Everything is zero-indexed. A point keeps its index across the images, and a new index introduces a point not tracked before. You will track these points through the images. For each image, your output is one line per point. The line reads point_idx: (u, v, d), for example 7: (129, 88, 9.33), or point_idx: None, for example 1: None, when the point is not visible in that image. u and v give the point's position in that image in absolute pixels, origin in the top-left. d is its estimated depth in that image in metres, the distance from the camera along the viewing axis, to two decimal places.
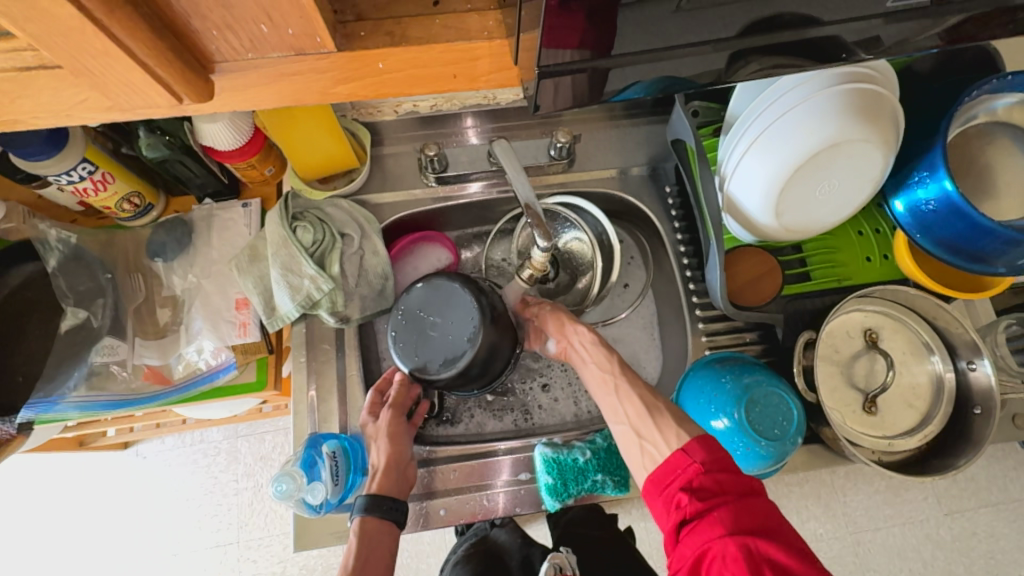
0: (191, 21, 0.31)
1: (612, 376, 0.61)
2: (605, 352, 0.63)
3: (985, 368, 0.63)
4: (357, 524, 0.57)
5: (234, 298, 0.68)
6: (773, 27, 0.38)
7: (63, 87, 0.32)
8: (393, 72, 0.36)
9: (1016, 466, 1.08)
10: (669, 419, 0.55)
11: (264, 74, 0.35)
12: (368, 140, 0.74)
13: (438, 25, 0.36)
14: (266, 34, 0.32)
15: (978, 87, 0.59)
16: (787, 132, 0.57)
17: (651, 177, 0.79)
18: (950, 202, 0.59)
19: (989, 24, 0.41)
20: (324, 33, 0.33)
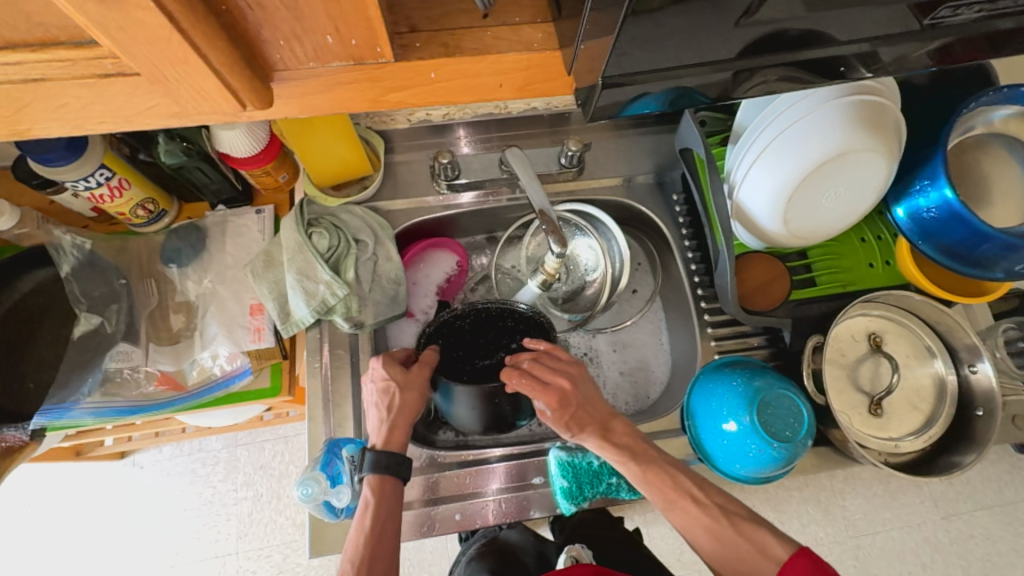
0: (262, 32, 0.31)
1: (663, 492, 0.59)
2: (636, 468, 0.60)
3: (986, 371, 0.65)
4: (368, 485, 0.57)
5: (249, 304, 0.68)
6: (809, 43, 0.40)
7: (135, 95, 0.33)
8: (443, 82, 0.37)
9: (1009, 469, 1.10)
10: (751, 552, 0.53)
11: (318, 83, 0.36)
12: (382, 147, 0.76)
13: (488, 37, 0.37)
14: (330, 44, 0.33)
15: (977, 98, 0.61)
16: (796, 142, 0.59)
17: (658, 186, 0.80)
18: (951, 210, 0.61)
19: (1006, 42, 0.43)
20: (385, 43, 0.34)
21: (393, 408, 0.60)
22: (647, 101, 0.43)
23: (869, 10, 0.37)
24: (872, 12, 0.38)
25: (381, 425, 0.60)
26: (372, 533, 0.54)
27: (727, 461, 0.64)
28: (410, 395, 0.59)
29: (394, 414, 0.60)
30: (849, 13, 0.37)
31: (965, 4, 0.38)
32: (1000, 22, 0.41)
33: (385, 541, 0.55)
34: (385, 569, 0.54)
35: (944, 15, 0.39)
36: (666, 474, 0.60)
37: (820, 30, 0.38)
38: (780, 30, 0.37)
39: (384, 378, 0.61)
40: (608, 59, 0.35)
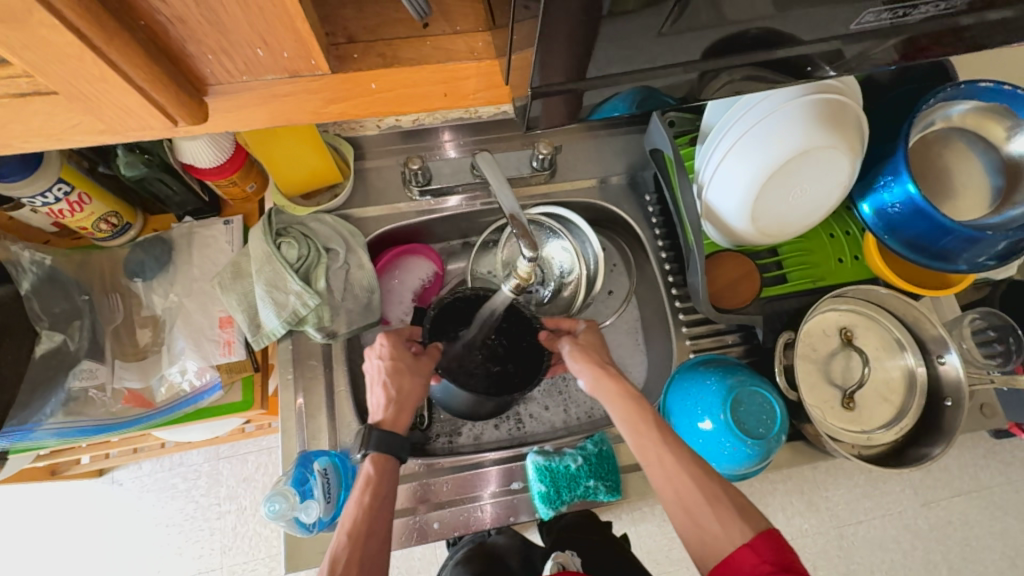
0: (186, 45, 0.31)
1: (651, 435, 0.56)
2: (638, 408, 0.58)
3: (954, 362, 0.67)
4: (368, 460, 0.57)
5: (217, 316, 0.67)
6: (755, 47, 0.40)
7: (57, 113, 0.32)
8: (385, 92, 0.37)
9: (985, 454, 1.12)
10: (729, 510, 0.50)
11: (256, 96, 0.35)
12: (351, 154, 0.74)
13: (428, 47, 0.37)
14: (262, 57, 0.32)
15: (935, 94, 0.62)
16: (760, 140, 0.60)
17: (630, 187, 0.81)
18: (914, 205, 0.62)
19: (950, 41, 0.44)
20: (318, 55, 0.33)
21: (399, 390, 0.60)
22: (612, 104, 0.43)
23: (806, 15, 0.38)
24: (830, 13, 0.38)
25: (387, 403, 0.60)
26: (371, 507, 0.54)
27: None
28: (412, 379, 0.61)
29: (400, 396, 0.60)
30: (806, 12, 0.37)
31: (885, 9, 0.38)
32: (954, 20, 0.41)
33: (381, 518, 0.54)
34: (377, 545, 0.52)
35: (869, 20, 0.39)
36: (659, 422, 0.57)
37: (760, 34, 0.39)
38: (737, 32, 0.38)
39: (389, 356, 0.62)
40: (555, 64, 0.35)
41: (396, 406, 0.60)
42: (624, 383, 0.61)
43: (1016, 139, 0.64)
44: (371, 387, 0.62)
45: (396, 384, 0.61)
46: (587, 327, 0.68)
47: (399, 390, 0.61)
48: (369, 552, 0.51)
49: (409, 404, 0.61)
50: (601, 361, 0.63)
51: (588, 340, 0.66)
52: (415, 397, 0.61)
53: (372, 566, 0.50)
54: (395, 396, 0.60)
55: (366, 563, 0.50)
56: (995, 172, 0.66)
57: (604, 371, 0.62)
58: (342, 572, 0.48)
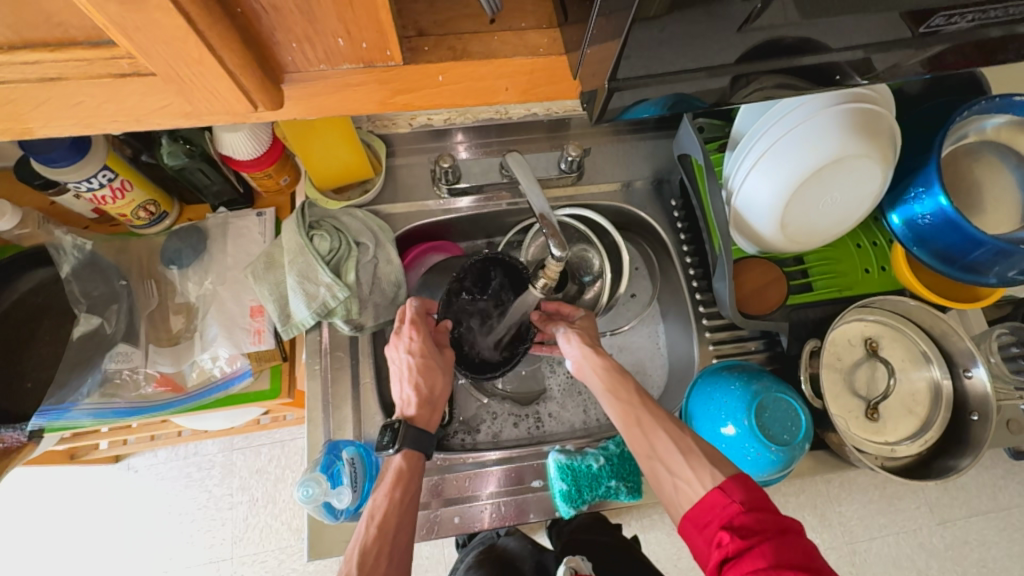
0: (274, 33, 0.32)
1: (631, 399, 0.57)
2: (621, 378, 0.59)
3: (980, 375, 0.66)
4: (401, 455, 0.57)
5: (249, 305, 0.68)
6: (815, 50, 0.40)
7: (149, 94, 0.34)
8: (452, 84, 0.38)
9: (1003, 475, 1.10)
10: (700, 457, 0.50)
11: (328, 85, 0.36)
12: (383, 151, 0.76)
13: (496, 41, 0.38)
14: (341, 47, 0.34)
15: (969, 107, 0.62)
16: (794, 146, 0.60)
17: (656, 192, 0.81)
18: (945, 217, 0.62)
19: (1006, 50, 0.44)
20: (394, 46, 0.34)
21: (428, 389, 0.62)
22: (642, 107, 0.43)
23: (867, 19, 0.38)
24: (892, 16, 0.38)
25: (419, 402, 0.61)
26: (399, 502, 0.54)
27: None
28: (444, 376, 0.63)
29: (433, 396, 0.62)
30: (846, 21, 0.38)
31: (957, 12, 0.38)
32: (1015, 28, 0.41)
33: (408, 514, 0.55)
34: (405, 538, 0.53)
35: (938, 24, 0.40)
36: (640, 388, 0.58)
37: (819, 37, 0.39)
38: (781, 41, 0.38)
39: (421, 355, 0.62)
40: (621, 58, 0.35)
41: (427, 403, 0.62)
42: (609, 356, 0.61)
43: None
44: (399, 377, 0.62)
45: (427, 383, 0.62)
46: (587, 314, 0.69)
47: (425, 385, 0.62)
48: (396, 549, 0.52)
49: (440, 402, 0.63)
50: (590, 339, 0.63)
51: (585, 324, 0.66)
52: (443, 395, 0.63)
53: (398, 561, 0.52)
54: (419, 395, 0.61)
55: (395, 557, 0.52)
56: None
57: (593, 348, 0.62)
58: (370, 564, 0.50)
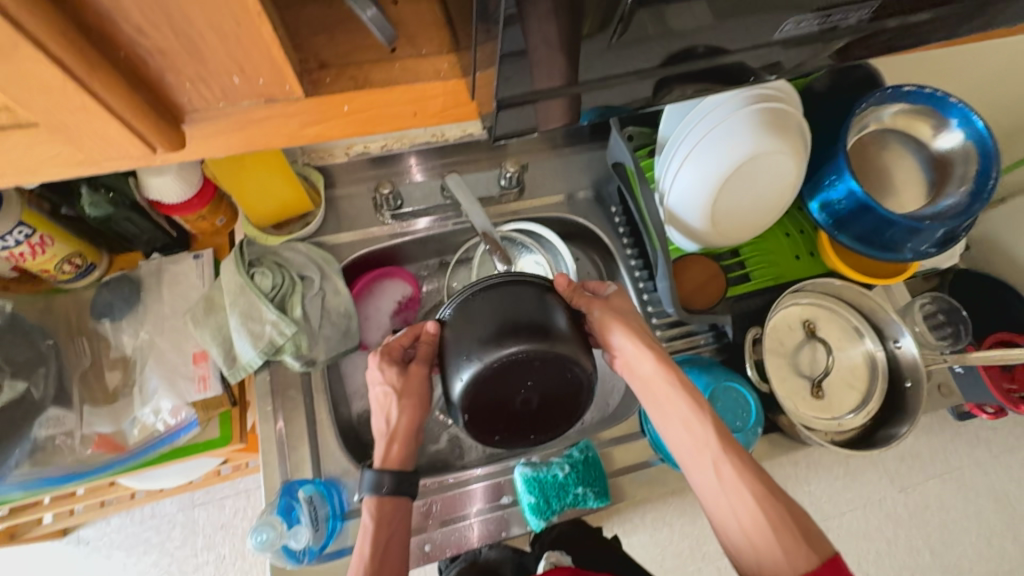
0: (166, 76, 0.32)
1: (708, 441, 0.53)
2: (693, 411, 0.54)
3: (907, 344, 0.71)
4: (369, 506, 0.55)
5: (191, 352, 0.65)
6: (705, 57, 0.43)
7: (35, 144, 0.33)
8: (357, 113, 0.38)
9: (953, 436, 1.17)
10: (790, 531, 0.47)
11: (233, 122, 0.36)
12: (321, 183, 0.75)
13: (397, 69, 0.37)
14: (238, 84, 0.34)
15: (867, 98, 0.68)
16: (715, 146, 0.63)
17: (597, 201, 0.84)
18: (857, 201, 0.67)
19: (873, 45, 0.48)
20: (293, 80, 0.34)
21: (392, 430, 0.58)
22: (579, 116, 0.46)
23: (747, 28, 0.41)
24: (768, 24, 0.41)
25: (385, 435, 0.58)
26: (372, 560, 0.53)
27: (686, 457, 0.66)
28: (409, 403, 0.59)
29: (394, 429, 0.58)
30: (730, 30, 0.41)
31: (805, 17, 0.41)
32: (879, 26, 0.45)
33: (388, 568, 0.53)
34: None
35: (789, 28, 0.42)
36: (721, 430, 0.53)
37: (706, 46, 0.42)
38: (672, 52, 0.41)
39: (383, 381, 0.59)
40: (516, 75, 0.37)
41: (394, 444, 0.58)
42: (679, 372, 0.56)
43: (941, 136, 0.70)
44: (374, 406, 0.60)
45: (392, 414, 0.58)
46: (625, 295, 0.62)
47: (394, 423, 0.59)
48: None
49: (404, 434, 0.58)
50: (642, 337, 0.58)
51: (628, 310, 0.60)
52: (411, 427, 0.59)
53: None
54: (386, 439, 0.58)
55: None
56: (927, 167, 0.72)
57: (656, 356, 0.57)
58: None
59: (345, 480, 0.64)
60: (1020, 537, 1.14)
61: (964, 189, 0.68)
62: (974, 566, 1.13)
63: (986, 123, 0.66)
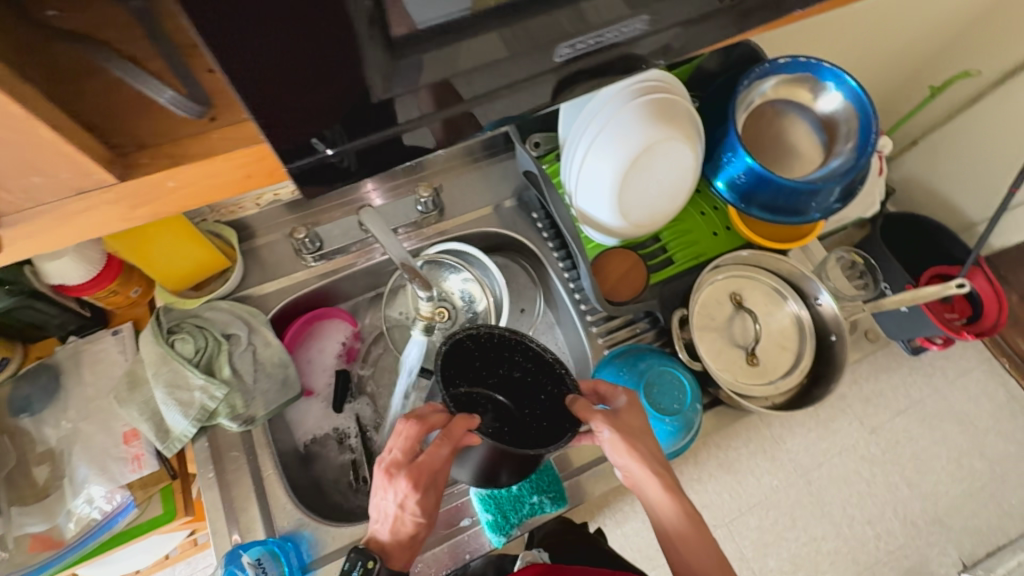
0: None
1: (715, 574, 0.52)
2: (700, 538, 0.54)
3: (827, 300, 0.74)
4: None
5: (121, 432, 0.63)
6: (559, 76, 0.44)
7: None
8: (184, 186, 0.36)
9: (910, 372, 1.15)
10: None
11: (49, 219, 0.35)
12: (234, 237, 0.73)
13: (214, 138, 0.36)
14: (40, 182, 0.33)
15: (748, 75, 0.71)
16: (608, 143, 0.65)
17: (520, 207, 0.85)
18: (755, 173, 0.70)
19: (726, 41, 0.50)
20: (99, 169, 0.33)
21: (399, 536, 0.55)
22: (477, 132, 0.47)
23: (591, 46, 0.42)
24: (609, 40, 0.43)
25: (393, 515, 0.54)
26: None
27: None
28: (428, 484, 0.54)
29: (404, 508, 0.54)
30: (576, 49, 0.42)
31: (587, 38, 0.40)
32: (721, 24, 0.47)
33: None
34: None
35: (574, 50, 0.40)
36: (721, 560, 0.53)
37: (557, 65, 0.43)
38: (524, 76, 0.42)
39: (395, 465, 0.54)
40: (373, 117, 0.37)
41: (399, 547, 0.55)
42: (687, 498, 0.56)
43: (822, 99, 0.74)
44: (375, 513, 0.55)
45: (405, 500, 0.54)
46: (626, 400, 0.59)
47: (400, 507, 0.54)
48: None
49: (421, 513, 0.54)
50: (652, 457, 0.57)
51: (633, 424, 0.58)
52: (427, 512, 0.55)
53: None
54: (391, 544, 0.55)
55: None
56: (819, 129, 0.75)
57: (660, 478, 0.56)
58: None
59: (300, 532, 0.64)
60: (986, 454, 1.10)
61: (849, 145, 0.72)
62: (952, 490, 1.07)
63: (859, 81, 0.70)
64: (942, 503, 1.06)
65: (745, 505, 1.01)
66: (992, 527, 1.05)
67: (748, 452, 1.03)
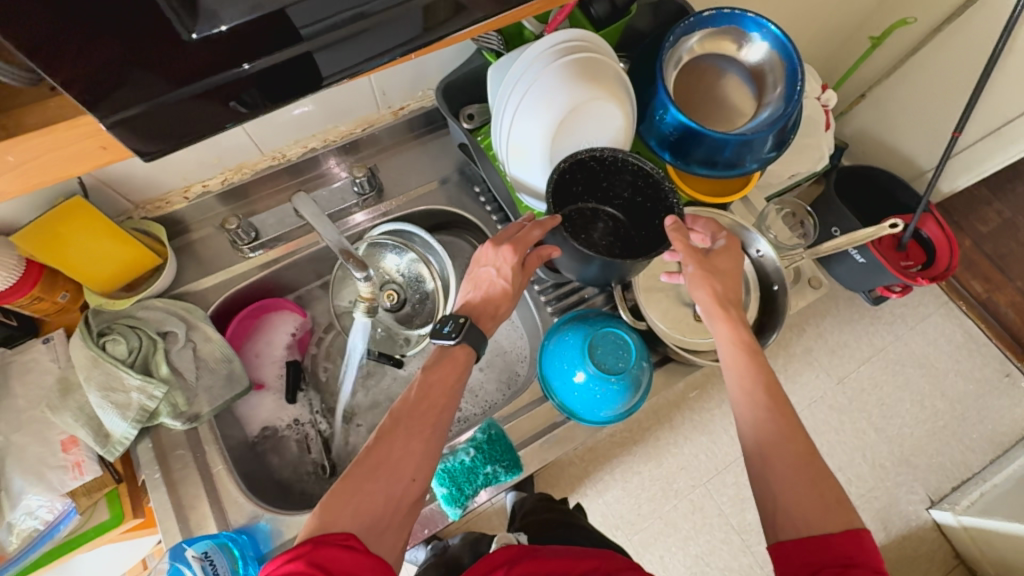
0: None
1: (758, 396, 0.54)
2: (754, 361, 0.56)
3: (767, 250, 0.75)
4: (423, 374, 0.55)
5: (59, 440, 0.61)
6: None
7: None
8: (33, 159, 0.32)
9: (872, 320, 1.16)
10: (825, 495, 0.47)
11: None
12: (164, 232, 0.71)
13: (54, 107, 0.31)
14: None
15: (673, 31, 0.70)
16: (533, 108, 0.64)
17: (461, 183, 0.83)
18: (686, 128, 0.69)
19: None
20: None
21: (486, 298, 0.61)
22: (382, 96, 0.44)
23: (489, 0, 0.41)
24: None
25: (474, 297, 0.62)
26: (384, 436, 0.50)
27: (587, 409, 0.68)
28: (516, 277, 0.61)
29: (476, 294, 0.62)
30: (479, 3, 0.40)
31: None
32: None
33: (394, 456, 0.49)
34: (378, 487, 0.47)
35: None
36: (768, 383, 0.55)
37: None
38: None
39: (491, 261, 0.62)
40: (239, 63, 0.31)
41: (488, 304, 0.62)
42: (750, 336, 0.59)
43: (748, 50, 0.74)
44: (471, 277, 0.63)
45: (488, 284, 0.62)
46: (725, 245, 0.63)
47: (480, 289, 0.62)
48: (363, 493, 0.46)
49: (490, 303, 0.61)
50: (723, 291, 0.60)
51: (720, 265, 0.62)
52: (499, 306, 0.62)
53: (362, 499, 0.46)
54: (479, 301, 0.62)
55: (359, 498, 0.46)
56: (750, 81, 0.75)
57: (724, 311, 0.59)
58: (338, 492, 0.46)
59: (255, 524, 0.63)
60: (948, 394, 1.12)
61: (779, 91, 0.72)
62: (916, 431, 1.09)
63: (780, 28, 0.70)
64: (907, 444, 1.08)
65: (721, 463, 1.03)
66: (955, 462, 1.08)
67: (722, 412, 1.06)
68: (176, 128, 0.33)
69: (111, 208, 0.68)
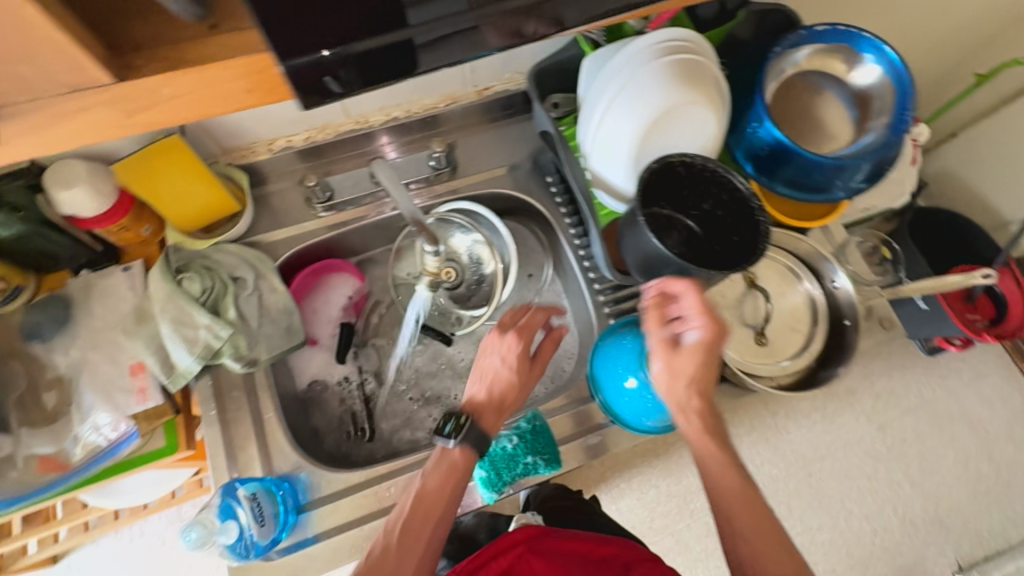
0: None
1: (741, 506, 0.56)
2: (737, 478, 0.58)
3: (845, 283, 0.72)
4: (423, 478, 0.57)
5: (128, 365, 0.65)
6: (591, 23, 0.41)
7: None
8: (184, 96, 0.33)
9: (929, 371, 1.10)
10: None
11: (38, 124, 0.31)
12: (246, 180, 0.73)
13: (211, 45, 0.32)
14: (28, 75, 0.28)
15: (781, 42, 0.67)
16: (626, 103, 0.63)
17: (533, 171, 0.82)
18: (779, 145, 0.67)
19: None
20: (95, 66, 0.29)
21: (493, 391, 0.62)
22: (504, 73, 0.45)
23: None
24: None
25: (482, 393, 0.62)
26: (388, 545, 0.53)
27: (635, 417, 0.67)
28: (526, 386, 0.63)
29: (480, 384, 0.63)
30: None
31: None
32: None
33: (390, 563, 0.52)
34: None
35: None
36: (753, 497, 0.56)
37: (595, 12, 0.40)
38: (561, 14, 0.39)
39: (502, 349, 0.64)
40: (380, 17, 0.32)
41: (495, 397, 0.62)
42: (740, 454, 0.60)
43: (857, 71, 0.70)
44: (476, 368, 0.64)
45: (497, 388, 0.63)
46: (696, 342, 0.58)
47: (485, 384, 0.63)
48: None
49: (501, 406, 0.62)
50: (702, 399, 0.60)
51: (677, 357, 0.58)
52: (510, 401, 0.63)
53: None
54: (484, 397, 0.62)
55: None
56: (851, 104, 0.72)
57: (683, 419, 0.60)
58: None
59: (297, 474, 0.65)
60: (999, 460, 1.06)
61: (884, 120, 0.69)
62: (958, 493, 1.03)
63: (896, 51, 0.66)
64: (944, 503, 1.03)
65: None
66: (993, 531, 1.02)
67: (749, 439, 1.01)
68: (317, 80, 0.34)
69: (201, 150, 0.71)
